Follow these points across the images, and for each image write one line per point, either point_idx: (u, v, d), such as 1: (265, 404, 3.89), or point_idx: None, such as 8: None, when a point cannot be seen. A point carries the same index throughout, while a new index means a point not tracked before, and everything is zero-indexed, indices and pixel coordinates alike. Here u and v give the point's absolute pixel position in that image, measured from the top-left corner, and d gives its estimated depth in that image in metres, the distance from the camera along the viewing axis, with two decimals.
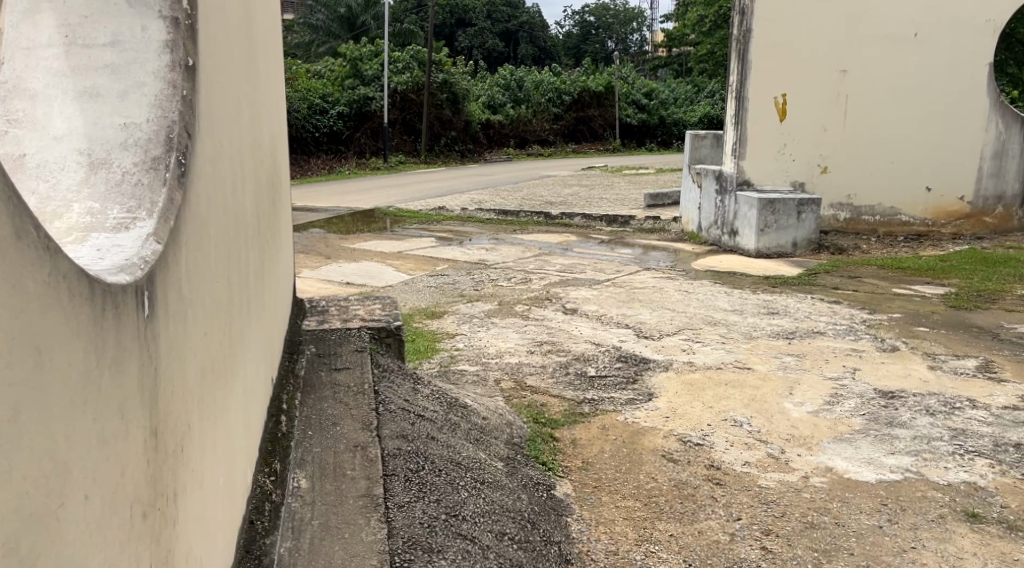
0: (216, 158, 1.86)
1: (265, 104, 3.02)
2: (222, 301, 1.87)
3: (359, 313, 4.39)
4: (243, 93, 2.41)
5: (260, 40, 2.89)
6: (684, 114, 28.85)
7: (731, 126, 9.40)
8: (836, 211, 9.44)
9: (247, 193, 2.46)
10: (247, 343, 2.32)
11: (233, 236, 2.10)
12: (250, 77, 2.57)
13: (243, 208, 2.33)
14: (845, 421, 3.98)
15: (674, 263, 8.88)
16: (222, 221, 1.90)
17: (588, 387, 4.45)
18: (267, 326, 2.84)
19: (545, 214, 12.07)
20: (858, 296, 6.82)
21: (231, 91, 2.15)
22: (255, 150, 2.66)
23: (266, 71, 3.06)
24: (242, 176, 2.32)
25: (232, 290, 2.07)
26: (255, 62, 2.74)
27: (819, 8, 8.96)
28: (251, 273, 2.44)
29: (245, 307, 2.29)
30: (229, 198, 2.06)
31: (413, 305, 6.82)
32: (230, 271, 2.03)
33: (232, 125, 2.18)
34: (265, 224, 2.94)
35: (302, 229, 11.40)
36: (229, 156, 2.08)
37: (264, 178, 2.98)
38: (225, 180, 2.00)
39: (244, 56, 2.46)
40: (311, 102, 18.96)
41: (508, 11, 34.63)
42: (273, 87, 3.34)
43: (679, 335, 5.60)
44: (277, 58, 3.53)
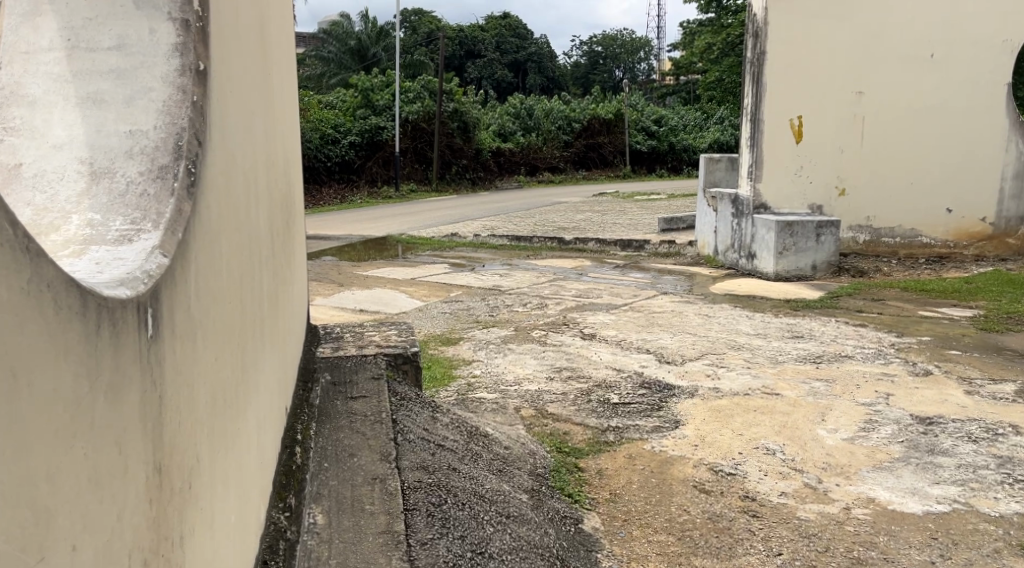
0: (229, 169, 1.74)
1: (279, 121, 2.93)
2: (235, 324, 1.75)
3: (374, 340, 4.26)
4: (257, 107, 2.30)
5: (273, 56, 2.79)
6: (694, 140, 28.83)
7: (746, 148, 9.28)
8: (856, 233, 9.27)
9: (262, 211, 2.35)
10: (262, 369, 2.19)
11: (247, 255, 1.98)
12: (264, 92, 2.48)
13: (257, 227, 2.21)
14: (883, 449, 3.80)
15: (692, 287, 8.73)
16: (234, 240, 1.78)
17: (612, 414, 4.29)
18: (280, 352, 2.71)
19: (558, 239, 11.97)
20: (884, 319, 6.65)
21: (245, 105, 2.05)
22: (269, 168, 2.56)
23: (280, 89, 2.96)
24: (256, 195, 2.21)
25: (246, 312, 1.95)
26: (269, 76, 2.64)
27: (834, 29, 8.89)
28: (265, 295, 2.32)
29: (259, 331, 2.17)
30: (243, 213, 1.94)
31: (428, 332, 6.70)
32: (243, 292, 1.90)
33: (246, 140, 2.07)
34: (280, 245, 2.82)
35: (314, 257, 11.33)
36: (243, 171, 1.97)
37: (278, 196, 2.86)
38: (239, 195, 1.88)
39: (258, 70, 2.36)
40: (322, 132, 19.07)
41: (516, 41, 34.91)
42: (287, 104, 3.25)
43: (703, 360, 5.44)
44: (291, 74, 3.43)
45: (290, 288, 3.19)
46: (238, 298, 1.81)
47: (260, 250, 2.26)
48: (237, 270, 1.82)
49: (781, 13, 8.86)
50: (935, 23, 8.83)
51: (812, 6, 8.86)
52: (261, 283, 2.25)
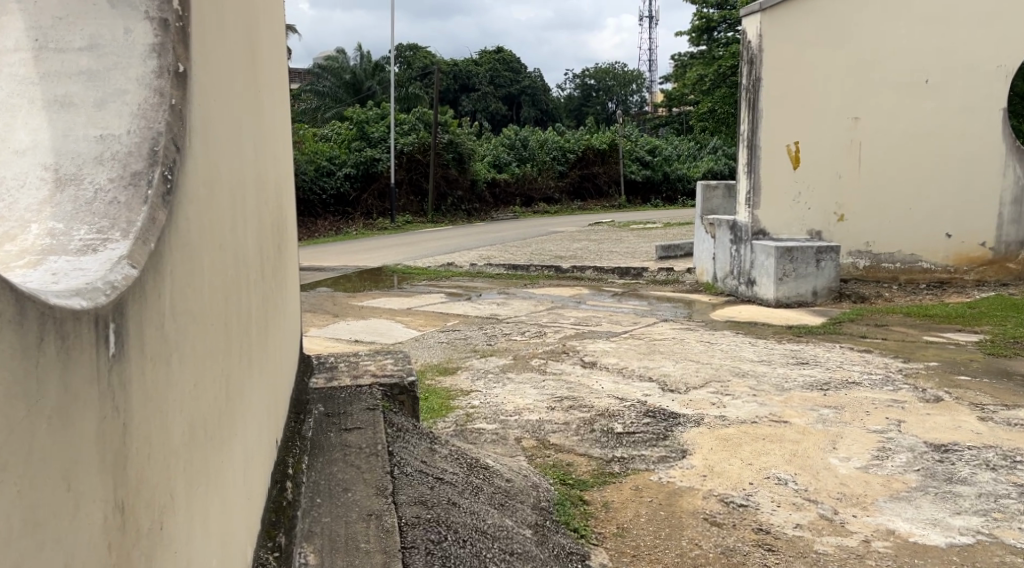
0: (213, 183, 1.64)
1: (270, 140, 2.82)
2: (219, 348, 1.63)
3: (370, 369, 4.12)
4: (247, 125, 2.21)
5: (265, 74, 2.71)
6: (689, 170, 28.92)
7: (743, 175, 9.22)
8: (856, 259, 9.17)
9: (251, 231, 2.24)
10: (249, 399, 2.06)
11: (233, 275, 1.86)
12: (254, 109, 2.38)
13: (246, 247, 2.10)
14: (899, 478, 3.65)
15: (691, 314, 8.62)
16: (219, 257, 1.67)
17: (616, 444, 4.15)
18: (271, 382, 2.57)
19: (555, 267, 11.87)
20: (888, 345, 6.53)
21: (233, 119, 1.94)
22: (259, 187, 2.45)
23: (272, 108, 2.88)
24: (245, 214, 2.11)
25: (232, 337, 1.82)
26: (260, 95, 2.55)
27: (828, 56, 8.86)
28: (253, 321, 2.19)
29: (248, 356, 2.04)
30: (230, 230, 1.84)
31: (424, 362, 6.56)
32: (229, 314, 1.78)
33: (235, 155, 1.96)
34: (270, 269, 2.71)
35: (309, 288, 11.22)
36: (230, 185, 1.86)
37: (269, 218, 2.75)
38: (225, 209, 1.77)
39: (248, 86, 2.27)
40: (317, 165, 19.16)
41: (510, 75, 35.21)
42: (278, 126, 3.16)
43: (707, 388, 5.31)
44: (282, 96, 3.35)
45: (282, 313, 3.06)
46: (222, 322, 1.69)
47: (249, 271, 2.15)
48: (222, 291, 1.70)
49: (776, 40, 8.86)
50: (929, 49, 8.78)
51: (806, 33, 8.84)
52: (249, 306, 2.13)
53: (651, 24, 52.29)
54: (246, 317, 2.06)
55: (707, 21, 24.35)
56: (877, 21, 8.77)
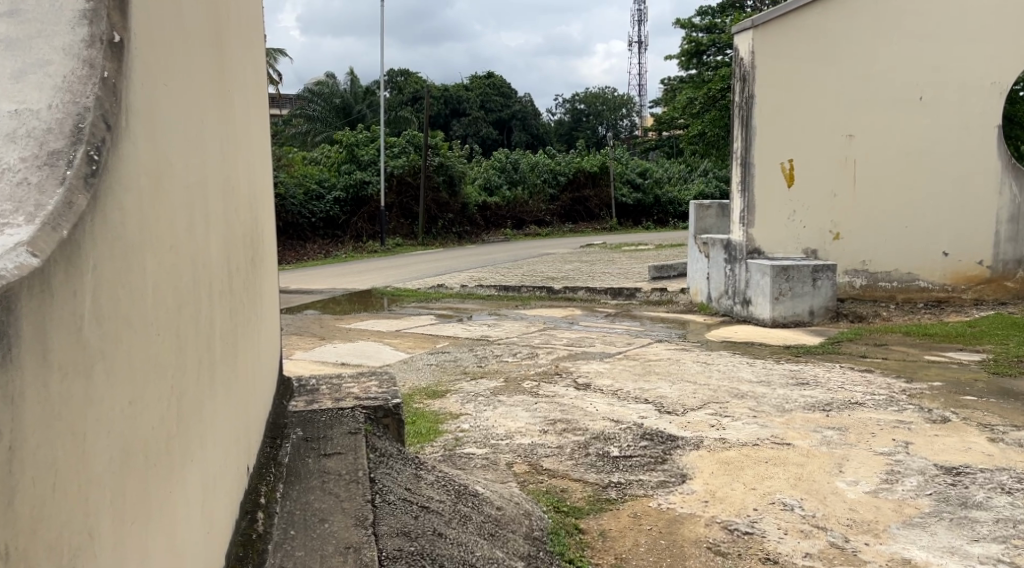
0: (165, 180, 1.50)
1: (240, 145, 2.68)
2: (171, 361, 1.47)
3: (353, 392, 3.91)
4: (212, 127, 2.08)
5: (234, 80, 2.59)
6: (680, 193, 28.90)
7: (737, 193, 9.09)
8: (852, 278, 9.02)
9: (217, 241, 2.10)
10: (213, 421, 1.90)
11: (192, 284, 1.71)
12: (222, 113, 2.25)
13: (210, 257, 1.95)
14: (911, 503, 3.47)
15: (686, 335, 8.44)
16: (173, 262, 1.52)
17: (613, 468, 3.95)
18: (241, 403, 2.40)
19: (547, 288, 11.71)
20: (889, 364, 6.36)
21: (193, 117, 1.81)
22: (228, 196, 2.32)
23: (243, 117, 2.76)
24: (209, 220, 1.97)
25: (191, 351, 1.67)
26: (228, 96, 2.41)
27: (820, 73, 8.79)
28: (218, 336, 2.02)
29: (210, 373, 1.88)
30: (188, 236, 1.69)
31: (413, 385, 6.35)
32: (186, 326, 1.63)
33: (195, 155, 1.83)
34: (242, 283, 2.56)
35: (297, 311, 11.01)
36: (188, 187, 1.72)
37: (240, 228, 2.61)
38: (181, 211, 1.63)
39: (215, 88, 2.15)
40: (307, 188, 19.01)
41: (501, 100, 35.27)
42: (251, 138, 3.04)
43: (705, 410, 5.13)
44: (255, 108, 3.23)
45: (256, 331, 2.90)
46: (176, 333, 1.53)
47: (213, 283, 2.00)
48: (176, 300, 1.55)
49: (767, 57, 8.78)
50: (921, 67, 8.72)
51: (798, 51, 8.78)
52: (214, 321, 1.97)
53: (640, 49, 52.64)
54: (210, 333, 1.91)
55: (695, 45, 24.46)
56: (868, 39, 8.71)
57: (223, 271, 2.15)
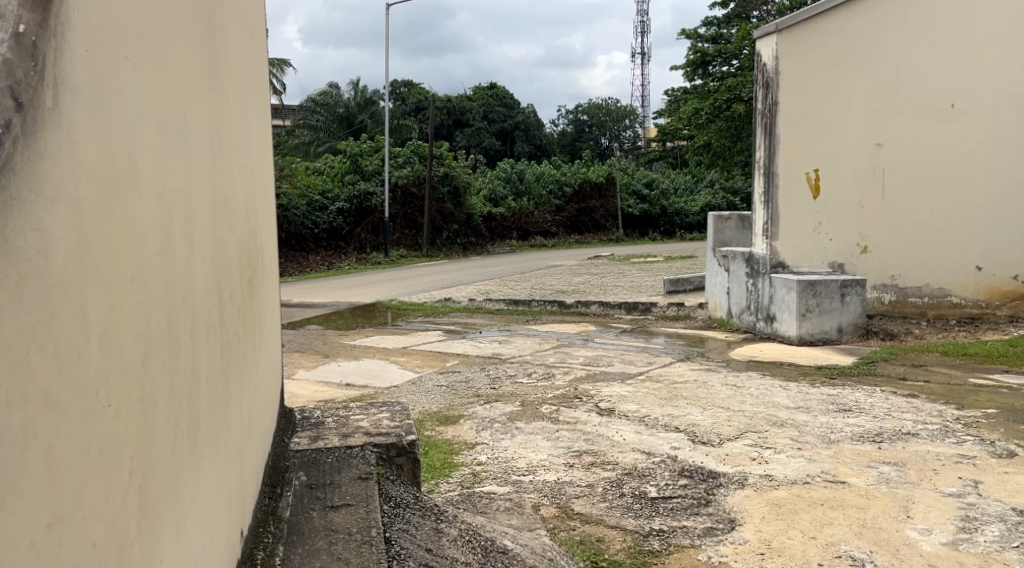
0: (127, 187, 1.11)
1: (236, 148, 2.30)
2: (133, 432, 1.09)
3: (362, 426, 3.51)
4: (200, 123, 1.70)
5: (229, 73, 2.22)
6: (686, 204, 28.57)
7: (761, 205, 8.70)
8: (880, 293, 8.58)
9: (206, 259, 1.71)
10: (196, 492, 1.50)
11: (170, 322, 1.33)
12: (212, 104, 1.88)
13: (196, 284, 1.57)
14: (998, 558, 3.06)
15: (708, 353, 8.03)
16: (137, 298, 1.13)
17: (652, 513, 3.54)
18: (235, 454, 2.00)
19: (558, 302, 11.32)
20: (933, 388, 5.94)
21: (172, 110, 1.43)
22: (220, 207, 1.94)
23: (239, 117, 2.39)
24: (196, 240, 1.59)
25: (167, 414, 1.28)
26: (221, 86, 2.04)
27: (848, 79, 8.37)
28: (204, 380, 1.62)
29: (192, 432, 1.48)
30: (165, 260, 1.31)
31: (422, 408, 5.94)
32: (160, 378, 1.24)
33: (176, 154, 1.45)
34: (237, 311, 2.17)
35: (299, 326, 10.62)
36: (165, 194, 1.34)
37: (235, 246, 2.22)
38: (155, 227, 1.25)
39: (203, 77, 1.78)
40: (309, 199, 18.63)
41: (505, 110, 34.99)
42: (248, 141, 2.66)
43: (743, 441, 4.73)
44: (252, 108, 2.85)
45: (253, 361, 2.51)
46: (143, 392, 1.15)
47: (200, 316, 1.61)
48: (145, 348, 1.16)
49: (792, 62, 8.38)
50: (954, 74, 8.29)
51: (825, 56, 8.37)
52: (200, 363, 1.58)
53: (643, 60, 52.35)
54: (194, 381, 1.51)
55: (701, 56, 24.15)
56: (899, 44, 8.29)
57: (211, 297, 1.75)
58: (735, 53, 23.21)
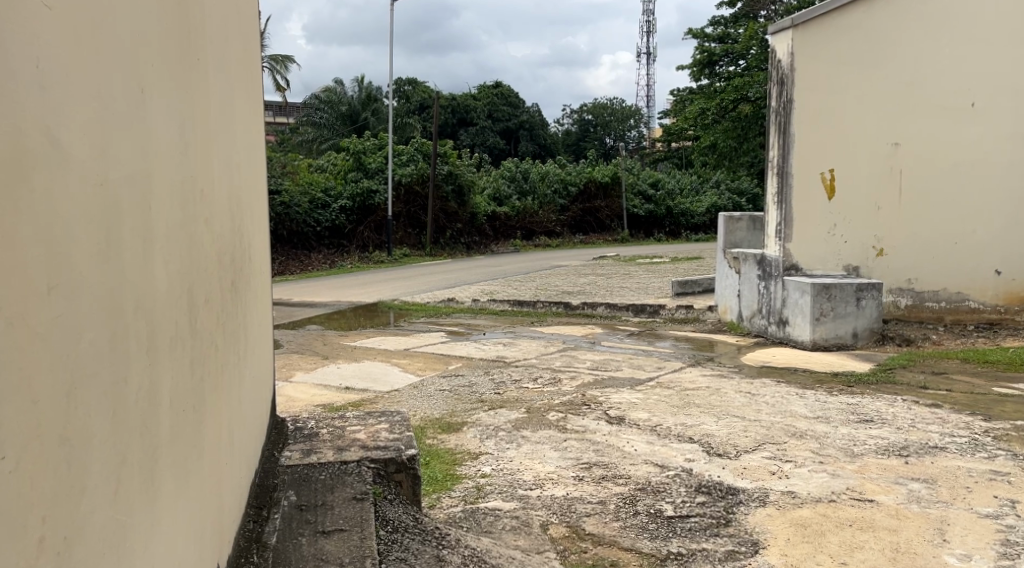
0: (42, 183, 1.01)
1: (218, 136, 2.17)
2: (50, 454, 0.99)
3: (359, 439, 3.28)
4: (165, 116, 1.60)
5: (210, 56, 2.10)
6: (691, 205, 28.31)
7: (773, 205, 8.41)
8: (896, 297, 8.32)
9: (178, 259, 1.62)
10: (167, 511, 1.41)
11: (120, 330, 1.24)
12: (183, 85, 1.76)
13: (160, 285, 1.47)
14: None
15: (719, 358, 7.79)
16: (58, 302, 1.04)
17: (669, 533, 3.31)
18: (216, 465, 1.88)
19: (564, 304, 11.07)
20: (957, 397, 5.68)
21: (121, 100, 1.33)
22: (194, 201, 1.83)
23: (223, 113, 2.28)
24: (158, 239, 1.49)
25: (115, 428, 1.18)
26: (197, 67, 1.92)
27: (865, 76, 8.06)
28: (168, 381, 1.50)
29: (158, 446, 1.38)
30: (107, 263, 1.21)
31: (424, 415, 5.72)
32: (101, 387, 1.14)
33: (127, 146, 1.35)
34: (218, 312, 2.04)
35: (299, 326, 10.38)
36: (107, 189, 1.24)
37: (217, 242, 2.09)
38: (89, 228, 1.14)
39: (169, 55, 1.66)
40: (311, 197, 18.41)
41: (509, 109, 34.74)
42: (237, 136, 2.56)
43: (761, 453, 4.49)
44: (243, 103, 2.74)
45: (244, 366, 2.41)
46: (69, 408, 1.05)
47: (169, 320, 1.51)
48: (74, 356, 1.07)
49: (808, 58, 8.05)
50: (973, 73, 8.04)
51: (842, 51, 8.05)
52: (169, 371, 1.48)
53: (648, 59, 51.97)
54: (159, 391, 1.41)
55: (708, 56, 23.89)
56: (917, 41, 8.02)
57: (186, 301, 1.65)
58: (742, 53, 22.93)
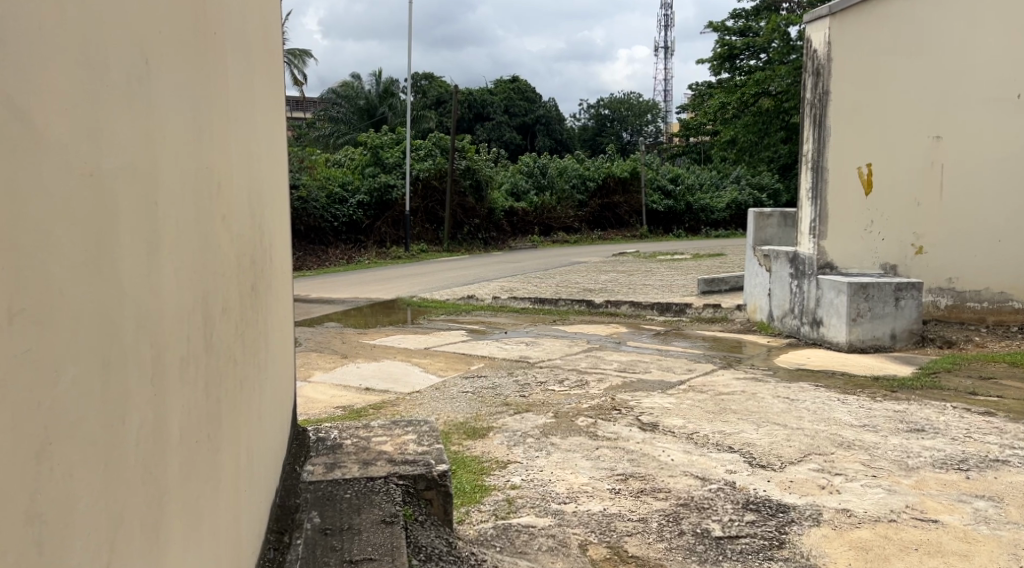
0: (11, 205, 0.84)
1: (239, 123, 1.96)
2: (14, 533, 0.83)
3: (385, 451, 3.05)
4: (181, 111, 1.42)
5: (230, 31, 1.88)
6: (711, 201, 27.87)
7: (807, 201, 8.09)
8: (936, 297, 8.01)
9: (196, 271, 1.44)
10: (176, 563, 1.25)
11: (116, 366, 1.07)
12: (198, 66, 1.55)
13: (173, 304, 1.30)
14: None
15: (751, 359, 7.50)
16: (26, 342, 0.87)
17: (718, 557, 3.07)
18: (235, 494, 1.70)
19: (587, 302, 10.82)
20: (1010, 405, 5.37)
21: (123, 88, 1.14)
22: (214, 195, 1.63)
23: (246, 101, 2.09)
24: (173, 252, 1.31)
25: (104, 486, 1.02)
26: (215, 45, 1.70)
27: (906, 67, 7.73)
28: (181, 411, 1.31)
29: (165, 491, 1.22)
30: (101, 290, 1.04)
31: (447, 419, 5.48)
32: (85, 436, 0.98)
33: (132, 143, 1.16)
34: (240, 323, 1.84)
35: (317, 323, 10.18)
36: (104, 198, 1.06)
37: (240, 243, 1.89)
38: (76, 250, 0.97)
39: (183, 31, 1.46)
40: (329, 192, 18.30)
41: (525, 104, 34.40)
42: (260, 125, 2.35)
43: (808, 465, 4.23)
44: (266, 89, 2.52)
45: (266, 376, 2.24)
46: (40, 475, 0.88)
47: (184, 343, 1.34)
48: (48, 409, 0.90)
49: (846, 48, 7.72)
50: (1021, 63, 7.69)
51: (881, 41, 7.71)
52: (181, 401, 1.31)
53: (666, 52, 51.36)
54: (167, 427, 1.24)
55: (728, 49, 23.41)
56: (961, 30, 7.69)
57: (205, 316, 1.48)
58: (763, 47, 22.49)
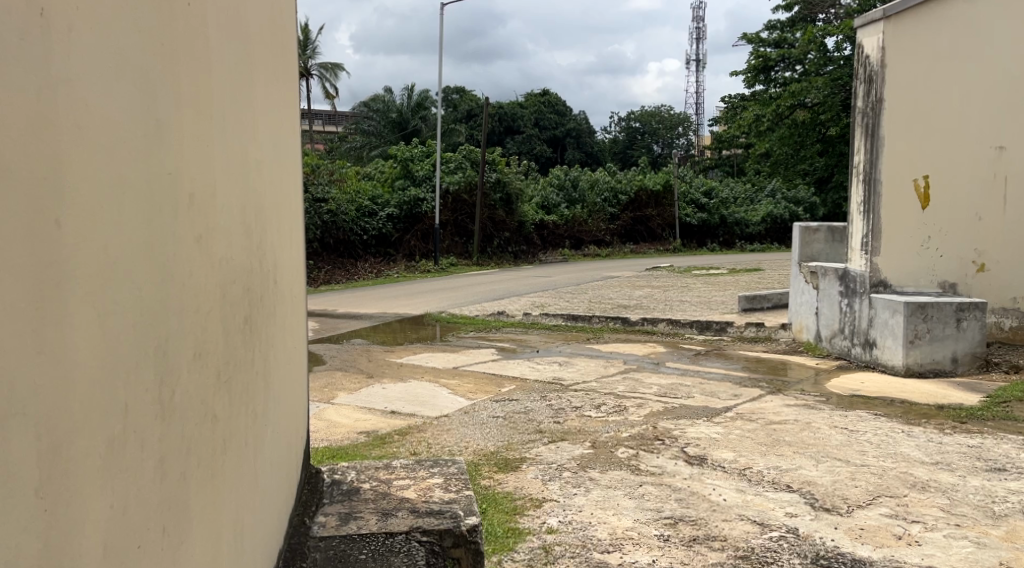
0: None
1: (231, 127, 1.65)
2: None
3: (409, 499, 2.68)
4: (125, 118, 1.11)
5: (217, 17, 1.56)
6: (746, 214, 27.21)
7: (859, 215, 7.57)
8: (999, 318, 7.53)
9: (147, 322, 1.16)
10: None
11: None
12: (162, 58, 1.24)
13: (94, 375, 1.01)
14: None
15: (800, 383, 7.04)
16: None
17: None
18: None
19: (622, 319, 10.41)
20: None
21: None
22: (188, 218, 1.34)
23: (244, 98, 1.77)
24: (93, 305, 1.01)
25: None
26: (193, 32, 1.39)
27: (965, 73, 7.25)
28: (103, 513, 1.02)
29: None
30: None
31: (476, 448, 5.10)
32: None
33: (12, 161, 0.86)
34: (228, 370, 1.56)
35: (344, 340, 9.88)
36: None
37: (230, 273, 1.60)
38: None
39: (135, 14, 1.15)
40: (359, 204, 18.10)
41: (556, 117, 34.09)
42: (265, 124, 2.04)
43: (880, 509, 3.78)
44: (271, 79, 2.18)
45: (268, 416, 1.97)
46: None
47: (116, 421, 1.06)
48: None
49: (900, 53, 7.20)
50: None
51: (937, 47, 7.22)
52: (105, 499, 1.03)
53: (698, 65, 50.79)
54: (75, 541, 0.96)
55: (763, 61, 22.89)
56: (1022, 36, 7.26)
57: (157, 377, 1.19)
58: (799, 58, 21.93)
